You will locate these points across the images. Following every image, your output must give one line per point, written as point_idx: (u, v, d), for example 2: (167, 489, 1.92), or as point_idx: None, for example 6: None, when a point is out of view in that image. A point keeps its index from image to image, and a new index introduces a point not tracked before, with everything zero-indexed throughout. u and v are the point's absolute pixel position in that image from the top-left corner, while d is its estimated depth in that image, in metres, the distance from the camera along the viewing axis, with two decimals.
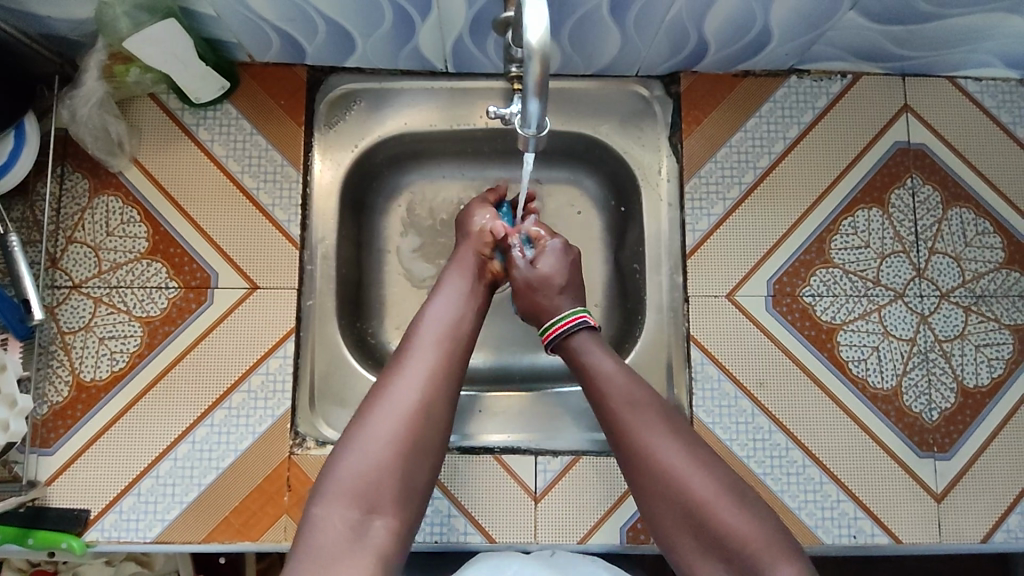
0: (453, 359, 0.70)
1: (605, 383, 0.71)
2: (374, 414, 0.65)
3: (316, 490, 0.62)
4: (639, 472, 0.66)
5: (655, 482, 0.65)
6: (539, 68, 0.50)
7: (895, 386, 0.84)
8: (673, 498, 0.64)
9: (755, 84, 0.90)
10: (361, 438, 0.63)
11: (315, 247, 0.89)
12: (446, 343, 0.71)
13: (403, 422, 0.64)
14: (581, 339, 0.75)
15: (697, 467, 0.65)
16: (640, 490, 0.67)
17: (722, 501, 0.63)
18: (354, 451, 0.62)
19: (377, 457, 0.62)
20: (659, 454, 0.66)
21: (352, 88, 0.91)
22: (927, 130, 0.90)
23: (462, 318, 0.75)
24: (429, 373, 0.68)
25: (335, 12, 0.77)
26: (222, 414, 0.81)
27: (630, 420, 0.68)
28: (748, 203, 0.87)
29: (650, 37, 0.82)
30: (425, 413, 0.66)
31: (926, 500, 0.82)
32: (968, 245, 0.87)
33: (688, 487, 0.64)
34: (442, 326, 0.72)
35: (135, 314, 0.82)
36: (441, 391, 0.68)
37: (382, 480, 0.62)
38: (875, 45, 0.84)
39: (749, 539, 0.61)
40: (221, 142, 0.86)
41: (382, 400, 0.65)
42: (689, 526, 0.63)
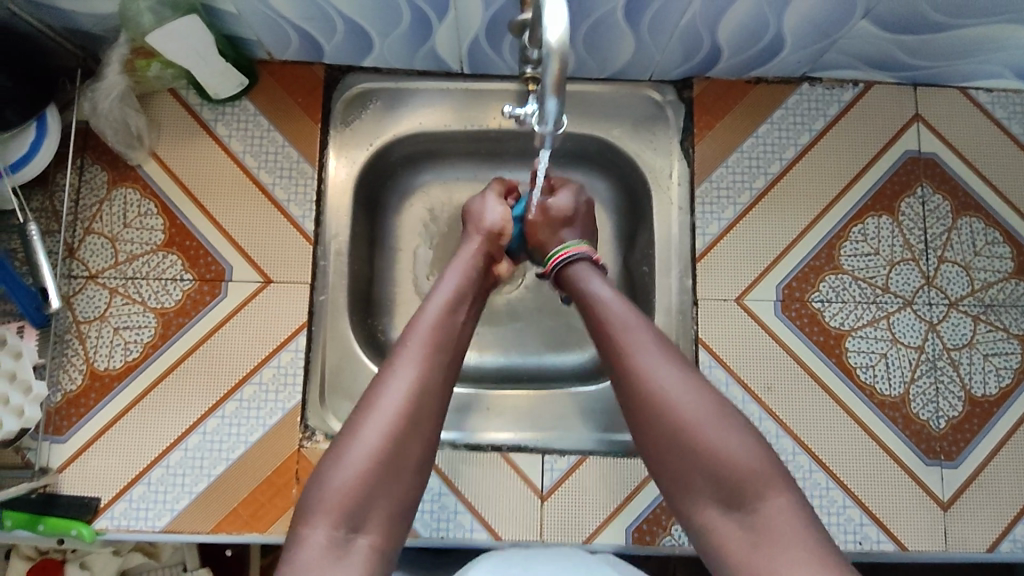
0: (442, 367, 0.68)
1: (603, 309, 0.71)
2: (361, 428, 0.63)
3: (302, 506, 0.62)
4: (631, 396, 0.66)
5: (647, 407, 0.64)
6: (557, 66, 0.51)
7: (903, 394, 0.84)
8: (663, 422, 0.63)
9: (767, 91, 0.91)
10: (346, 451, 0.62)
11: (328, 243, 0.89)
12: (436, 349, 0.69)
13: (389, 438, 0.63)
14: (579, 268, 0.77)
15: (692, 393, 0.64)
16: (632, 412, 0.66)
17: (714, 428, 0.62)
18: (339, 465, 0.62)
19: (361, 474, 0.61)
20: (654, 376, 0.65)
21: (367, 87, 0.92)
22: (938, 140, 0.90)
23: (453, 322, 0.72)
24: (416, 381, 0.66)
25: (353, 11, 0.78)
26: (233, 406, 0.82)
27: (625, 344, 0.67)
28: (758, 208, 0.88)
29: (664, 42, 0.83)
30: (412, 426, 0.64)
31: (933, 508, 0.82)
32: (978, 254, 0.87)
33: (679, 413, 0.63)
34: (432, 333, 0.70)
35: (150, 305, 0.84)
36: (428, 404, 0.66)
37: (368, 497, 0.61)
38: (887, 54, 0.85)
39: (739, 467, 0.60)
40: (238, 138, 0.87)
41: (367, 411, 0.64)
42: (677, 451, 0.63)
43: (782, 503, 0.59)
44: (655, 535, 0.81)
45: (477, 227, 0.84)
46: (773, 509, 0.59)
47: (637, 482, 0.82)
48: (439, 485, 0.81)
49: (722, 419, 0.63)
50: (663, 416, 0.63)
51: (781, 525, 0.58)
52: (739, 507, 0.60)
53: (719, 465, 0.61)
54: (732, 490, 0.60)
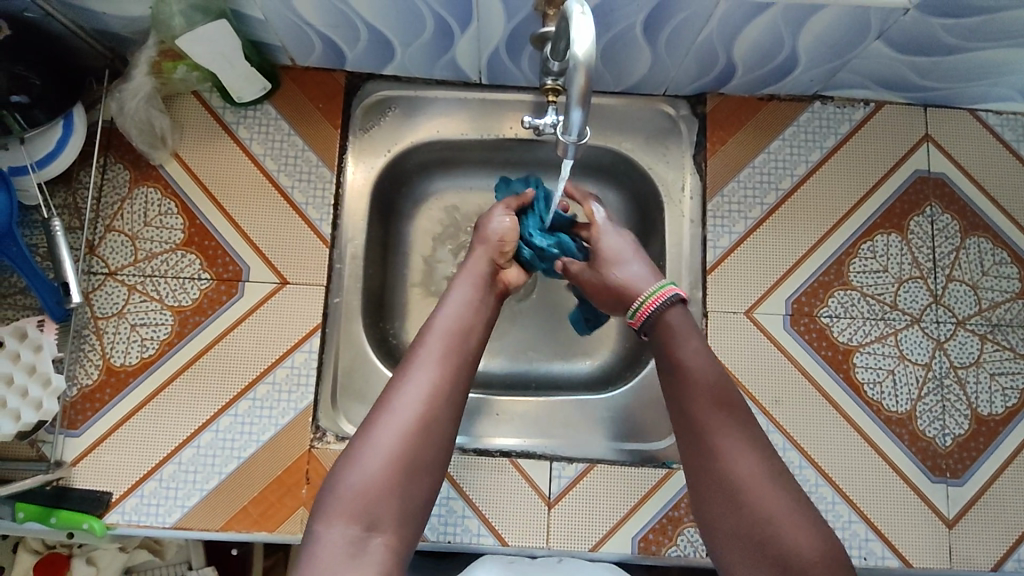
0: (455, 372, 0.68)
1: (687, 373, 0.69)
2: (375, 428, 0.63)
3: (318, 506, 0.61)
4: (708, 469, 0.65)
5: (724, 483, 0.63)
6: (583, 79, 0.52)
7: (909, 410, 0.85)
8: (740, 503, 0.62)
9: (780, 108, 0.92)
10: (363, 449, 0.62)
11: (344, 247, 0.91)
12: (450, 353, 0.69)
13: (402, 440, 0.62)
14: (679, 312, 0.72)
15: (768, 480, 0.63)
16: (708, 493, 0.64)
17: (788, 520, 0.61)
18: (354, 463, 0.61)
19: (375, 474, 0.61)
20: (736, 459, 0.64)
21: (387, 95, 0.94)
22: (947, 161, 0.91)
23: (468, 326, 0.72)
24: (432, 384, 0.66)
25: (377, 20, 0.80)
26: (246, 404, 0.83)
27: (708, 416, 0.67)
28: (769, 223, 0.89)
29: (680, 58, 0.84)
30: (425, 429, 0.64)
31: (938, 525, 0.82)
32: (985, 274, 0.88)
33: (756, 497, 0.62)
34: (446, 337, 0.70)
35: (167, 303, 0.85)
36: (444, 405, 0.66)
37: (381, 498, 0.60)
38: (899, 75, 0.86)
39: (811, 562, 0.59)
40: (259, 141, 0.89)
41: (381, 414, 0.64)
42: (750, 533, 0.61)
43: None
44: (661, 545, 0.81)
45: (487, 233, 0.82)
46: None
47: (645, 491, 0.83)
48: (448, 489, 0.82)
49: (798, 512, 0.62)
50: (740, 496, 0.62)
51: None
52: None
53: (793, 558, 0.59)
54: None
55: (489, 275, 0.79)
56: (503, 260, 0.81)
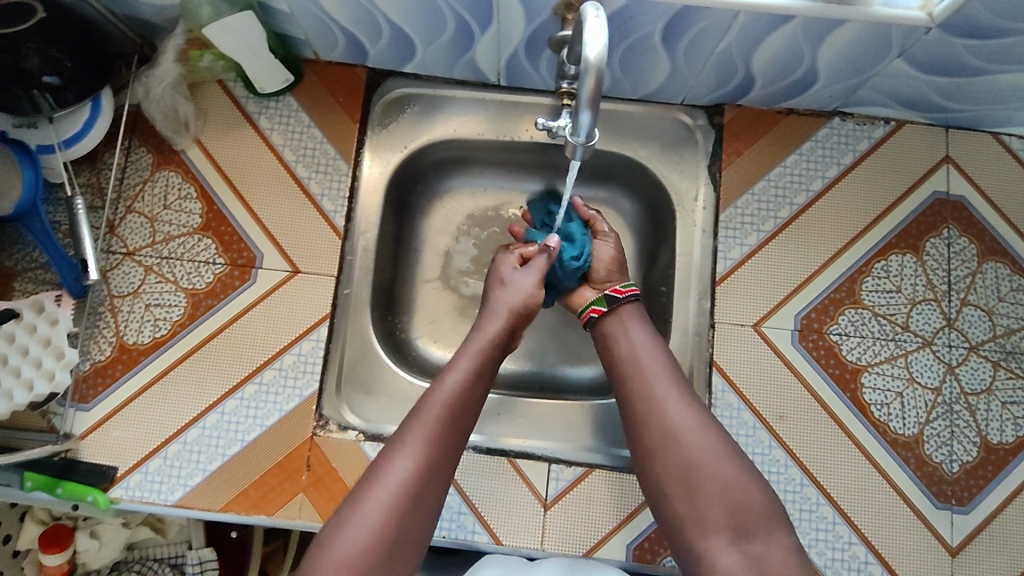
0: (445, 444, 0.68)
1: (638, 349, 0.75)
2: (363, 502, 0.64)
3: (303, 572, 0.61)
4: (652, 426, 0.69)
5: (668, 441, 0.68)
6: (593, 81, 0.53)
7: (916, 434, 0.83)
8: (686, 456, 0.66)
9: (799, 122, 0.92)
10: (350, 519, 0.63)
11: (356, 239, 0.92)
12: (444, 426, 0.69)
13: (389, 513, 0.63)
14: (636, 308, 0.80)
15: (709, 430, 0.68)
16: (651, 445, 0.69)
17: (728, 469, 0.65)
18: (340, 535, 0.62)
19: (361, 546, 0.61)
20: (676, 411, 0.69)
21: (407, 92, 0.95)
22: (968, 183, 0.90)
23: (467, 399, 0.72)
24: (421, 459, 0.66)
25: (399, 18, 0.81)
26: (252, 388, 0.84)
27: (656, 385, 0.71)
28: (782, 237, 0.89)
29: (699, 68, 0.85)
30: (411, 503, 0.65)
31: (940, 553, 0.81)
32: (1001, 300, 0.87)
33: (699, 452, 0.66)
34: (442, 409, 0.69)
35: (182, 285, 0.87)
36: (433, 482, 0.66)
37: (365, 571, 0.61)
38: (921, 95, 0.85)
39: (752, 507, 0.63)
40: (280, 132, 0.91)
41: (370, 483, 0.65)
42: (696, 489, 0.65)
43: (785, 542, 0.62)
44: (655, 555, 0.81)
45: (503, 297, 0.81)
46: (777, 544, 0.62)
47: (642, 499, 0.82)
48: None
49: (737, 463, 0.66)
50: (685, 452, 0.67)
51: (781, 559, 0.60)
52: (747, 539, 0.62)
53: (736, 504, 0.63)
54: (745, 522, 0.63)
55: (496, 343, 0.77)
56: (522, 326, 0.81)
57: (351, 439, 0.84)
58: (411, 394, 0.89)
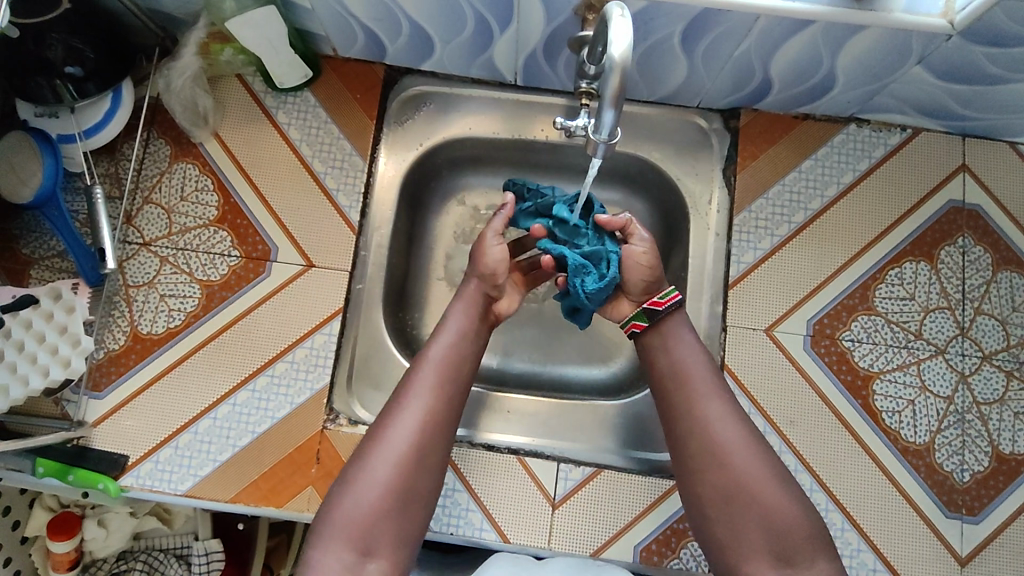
0: (444, 405, 0.72)
1: (685, 362, 0.74)
2: (368, 460, 0.68)
3: (317, 527, 0.66)
4: (699, 446, 0.70)
5: (711, 457, 0.70)
6: (617, 81, 0.53)
7: (928, 442, 0.83)
8: (731, 477, 0.69)
9: (814, 128, 0.92)
10: (358, 478, 0.67)
11: (370, 235, 0.92)
12: (441, 386, 0.72)
13: (395, 471, 0.67)
14: (682, 318, 0.77)
15: (754, 451, 0.70)
16: (696, 464, 0.70)
17: (773, 488, 0.68)
18: (350, 494, 0.66)
19: (369, 504, 0.66)
20: (723, 430, 0.71)
21: (423, 90, 0.95)
22: (983, 192, 0.90)
23: (457, 363, 0.75)
24: (421, 420, 0.70)
25: (420, 15, 0.82)
26: (264, 381, 0.85)
27: (704, 402, 0.72)
28: (795, 241, 0.88)
29: (716, 71, 0.85)
30: (414, 461, 0.68)
31: (950, 563, 0.80)
32: (1015, 310, 0.86)
33: (745, 472, 0.69)
34: (436, 373, 0.73)
35: (197, 277, 0.87)
36: (432, 438, 0.70)
37: (377, 525, 0.65)
38: (939, 103, 0.85)
39: (795, 527, 0.67)
40: (297, 127, 0.91)
41: (375, 444, 0.69)
42: (739, 507, 0.68)
43: (827, 566, 0.66)
44: (662, 557, 0.80)
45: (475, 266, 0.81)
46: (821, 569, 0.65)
47: (650, 500, 0.82)
48: (454, 481, 0.83)
49: (782, 481, 0.69)
50: (729, 470, 0.69)
51: None
52: (789, 562, 0.65)
53: (778, 525, 0.67)
54: (787, 544, 0.66)
55: (484, 304, 0.80)
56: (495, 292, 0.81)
57: (361, 434, 0.84)
58: None
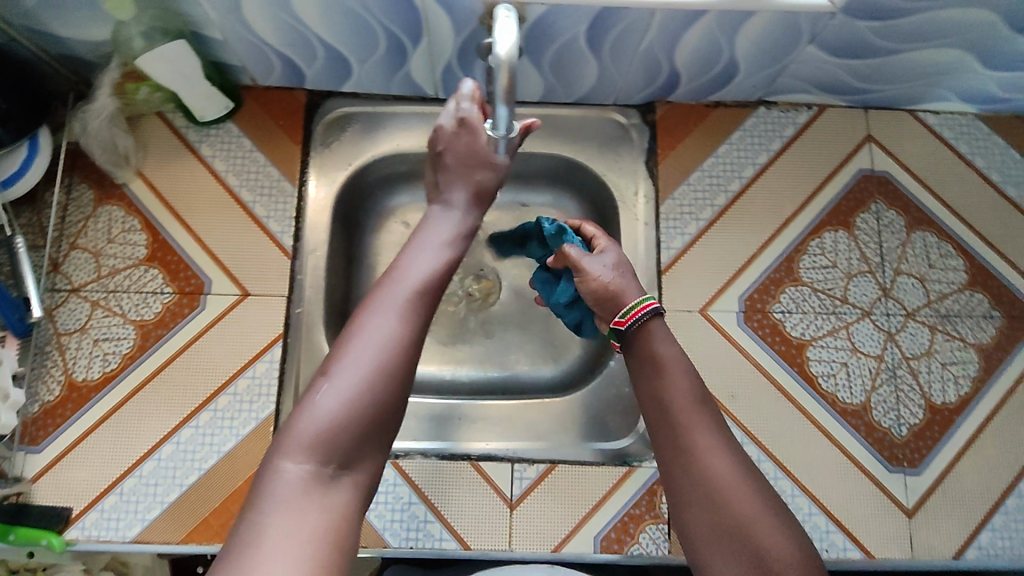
0: (433, 311, 0.62)
1: (672, 383, 0.70)
2: (342, 368, 0.57)
3: (273, 447, 0.55)
4: (688, 471, 0.65)
5: (703, 482, 0.64)
6: (506, 75, 0.54)
7: (864, 401, 0.85)
8: (721, 507, 0.62)
9: (726, 114, 0.96)
10: (328, 383, 0.56)
11: (306, 258, 0.90)
12: (424, 293, 0.63)
13: (373, 376, 0.57)
14: (658, 328, 0.73)
15: (747, 481, 0.64)
16: (686, 493, 0.65)
17: (767, 522, 0.61)
18: (316, 406, 0.55)
19: (342, 413, 0.55)
20: (714, 456, 0.65)
21: (348, 111, 0.96)
22: (889, 160, 0.95)
23: (444, 270, 0.66)
24: (405, 328, 0.60)
25: (331, 37, 0.83)
26: (207, 416, 0.83)
27: (694, 426, 0.67)
28: (720, 223, 0.92)
29: (626, 67, 0.88)
30: (396, 368, 0.58)
31: (898, 515, 0.82)
32: (932, 267, 0.91)
33: (736, 501, 0.62)
34: (424, 272, 0.64)
35: (130, 317, 0.86)
36: (416, 341, 0.60)
37: (351, 436, 0.55)
38: (837, 79, 0.90)
39: (790, 563, 0.59)
40: (222, 158, 0.92)
41: (350, 347, 0.58)
42: (729, 540, 0.61)
43: None
44: (622, 544, 0.81)
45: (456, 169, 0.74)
46: None
47: (607, 488, 0.83)
48: (410, 494, 0.83)
49: (773, 511, 0.62)
50: (721, 497, 0.63)
51: None
52: None
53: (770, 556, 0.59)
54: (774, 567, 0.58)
55: (468, 216, 0.72)
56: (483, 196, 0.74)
57: None
58: None
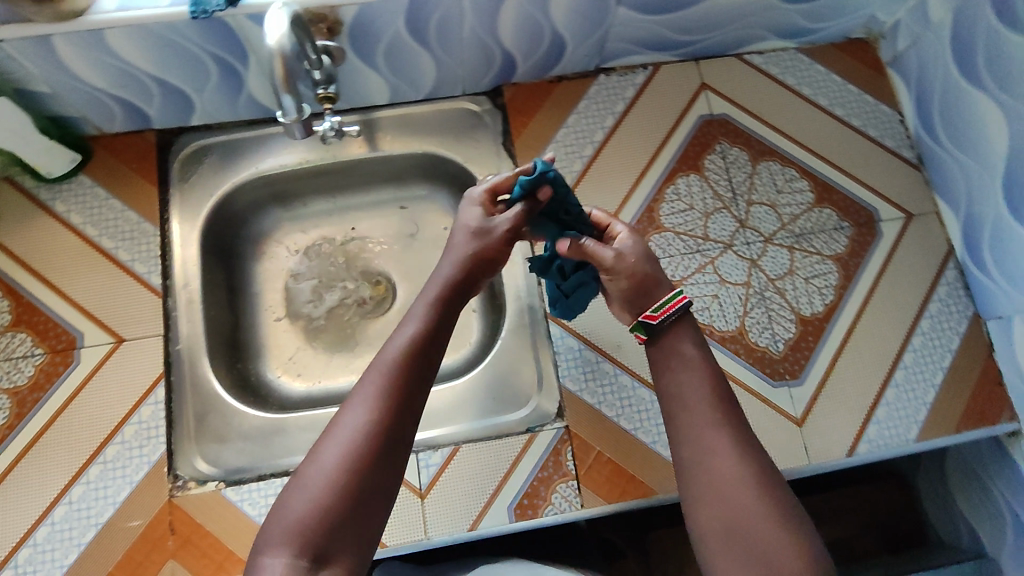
0: (411, 386, 0.61)
1: (685, 383, 0.66)
2: (323, 451, 0.58)
3: (261, 536, 0.56)
4: (702, 477, 0.62)
5: (716, 493, 0.61)
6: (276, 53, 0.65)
7: (740, 326, 0.90)
8: (735, 514, 0.59)
9: (570, 86, 1.00)
10: (301, 482, 0.56)
11: (179, 294, 0.89)
12: (407, 363, 0.62)
13: (351, 457, 0.57)
14: (686, 326, 0.70)
15: (764, 488, 0.60)
16: (699, 498, 0.61)
17: (780, 531, 0.58)
18: (297, 491, 0.56)
19: (320, 498, 0.55)
20: (727, 460, 0.61)
21: (202, 144, 0.96)
22: (725, 102, 1.01)
23: (430, 334, 0.65)
24: (387, 401, 0.60)
25: (161, 72, 0.84)
26: (97, 470, 0.81)
27: (708, 428, 0.63)
28: (580, 188, 0.96)
29: (459, 54, 0.91)
30: (377, 446, 0.58)
31: (789, 426, 0.86)
32: (781, 193, 0.97)
33: (747, 510, 0.59)
34: (400, 356, 0.62)
35: (2, 387, 0.84)
36: (400, 415, 0.60)
37: (327, 526, 0.54)
38: (658, 35, 0.96)
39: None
40: (78, 211, 0.91)
41: (323, 444, 0.58)
42: (740, 548, 0.58)
43: None
44: (536, 508, 0.83)
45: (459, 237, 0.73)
46: None
47: (514, 456, 0.85)
48: None
49: (793, 533, 0.58)
50: (732, 506, 0.60)
51: None
52: None
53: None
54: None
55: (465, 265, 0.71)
56: (490, 267, 0.73)
57: (211, 490, 0.81)
58: (264, 429, 0.85)
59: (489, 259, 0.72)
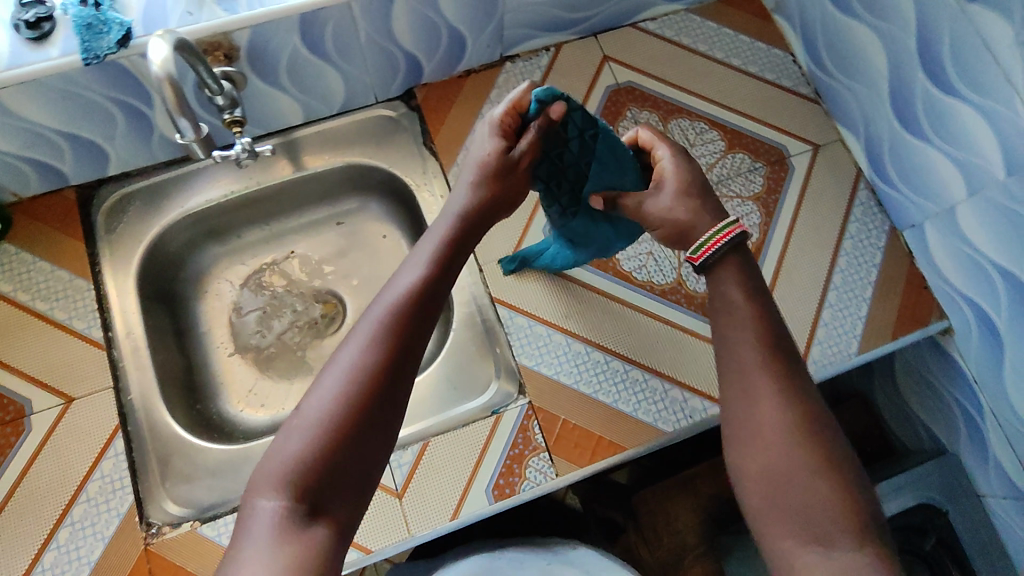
0: (414, 326, 0.57)
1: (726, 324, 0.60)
2: (320, 385, 0.53)
3: (252, 478, 0.51)
4: (743, 415, 0.57)
5: (755, 431, 0.56)
6: (164, 76, 0.66)
7: (677, 278, 0.95)
8: (777, 453, 0.54)
9: (479, 79, 1.03)
10: (299, 419, 0.52)
11: (123, 343, 0.89)
12: (412, 304, 0.57)
13: (352, 394, 0.52)
14: (732, 264, 0.62)
15: (811, 429, 0.55)
16: (738, 435, 0.57)
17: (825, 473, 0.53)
18: (292, 429, 0.51)
19: (318, 437, 0.50)
20: (773, 399, 0.56)
21: (124, 193, 0.95)
22: (629, 70, 1.05)
23: (437, 276, 0.60)
24: (390, 339, 0.55)
25: (65, 125, 0.84)
26: (67, 532, 0.80)
27: (750, 367, 0.58)
28: None
29: (362, 62, 0.93)
30: (378, 384, 0.53)
31: None
32: (694, 146, 1.01)
33: (789, 448, 0.54)
34: (405, 296, 0.58)
35: None
36: (403, 353, 0.55)
37: (326, 470, 0.50)
38: (552, 16, 0.99)
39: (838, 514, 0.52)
40: (7, 279, 0.90)
41: (322, 378, 0.54)
42: (778, 486, 0.54)
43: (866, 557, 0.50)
44: (513, 486, 0.84)
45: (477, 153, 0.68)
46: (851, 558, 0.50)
47: (484, 439, 0.86)
48: None
49: (838, 474, 0.53)
50: (771, 444, 0.55)
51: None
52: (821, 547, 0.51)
53: (826, 529, 0.51)
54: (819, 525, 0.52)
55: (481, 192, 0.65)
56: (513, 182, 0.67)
57: (186, 530, 0.80)
58: (232, 460, 0.85)
59: (505, 178, 0.66)
